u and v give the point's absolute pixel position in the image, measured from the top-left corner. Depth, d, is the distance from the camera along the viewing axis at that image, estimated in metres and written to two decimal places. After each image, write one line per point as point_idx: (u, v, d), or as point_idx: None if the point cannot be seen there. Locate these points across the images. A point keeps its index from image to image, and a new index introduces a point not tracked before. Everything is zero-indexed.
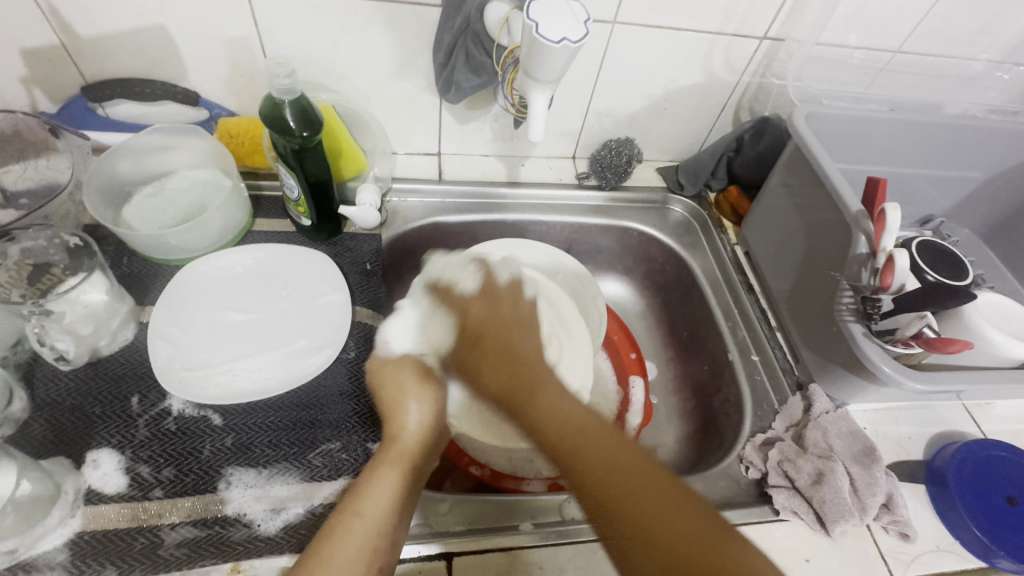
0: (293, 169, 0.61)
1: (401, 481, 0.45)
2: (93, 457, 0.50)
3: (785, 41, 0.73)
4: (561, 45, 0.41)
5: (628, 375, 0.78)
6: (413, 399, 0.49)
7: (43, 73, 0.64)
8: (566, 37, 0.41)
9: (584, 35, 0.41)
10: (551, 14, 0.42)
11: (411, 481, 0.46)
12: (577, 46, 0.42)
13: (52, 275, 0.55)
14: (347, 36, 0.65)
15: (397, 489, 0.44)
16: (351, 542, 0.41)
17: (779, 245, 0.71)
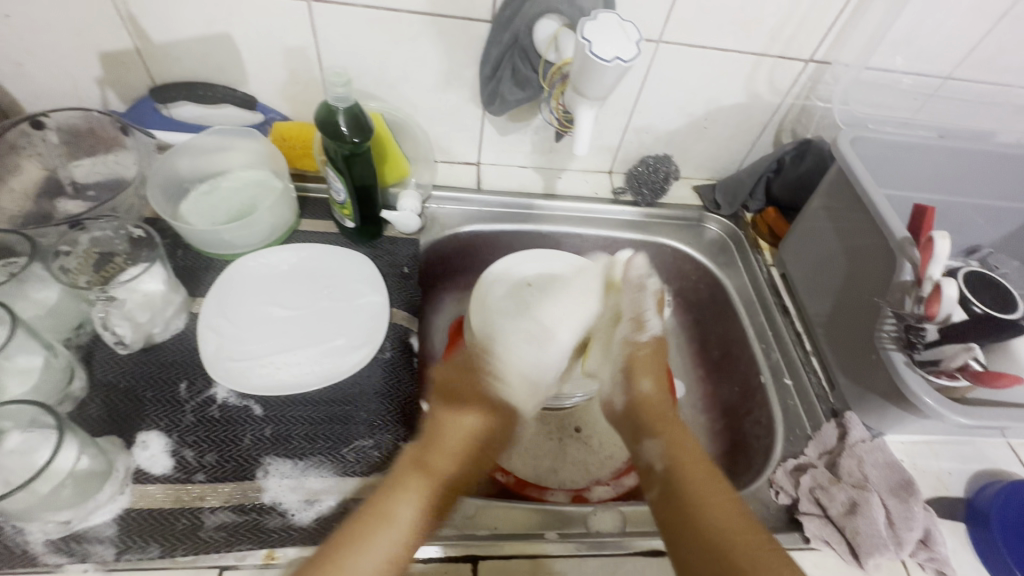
0: (341, 173, 0.63)
1: (418, 497, 0.47)
2: (142, 438, 0.52)
3: (831, 65, 0.73)
4: (612, 64, 0.42)
5: None
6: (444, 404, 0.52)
7: (117, 75, 0.69)
8: (619, 56, 0.42)
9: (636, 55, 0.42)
10: (604, 33, 0.43)
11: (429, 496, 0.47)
12: (629, 66, 0.43)
13: (115, 263, 0.58)
14: (399, 48, 0.68)
15: (414, 505, 0.46)
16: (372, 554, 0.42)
17: (818, 268, 0.71)
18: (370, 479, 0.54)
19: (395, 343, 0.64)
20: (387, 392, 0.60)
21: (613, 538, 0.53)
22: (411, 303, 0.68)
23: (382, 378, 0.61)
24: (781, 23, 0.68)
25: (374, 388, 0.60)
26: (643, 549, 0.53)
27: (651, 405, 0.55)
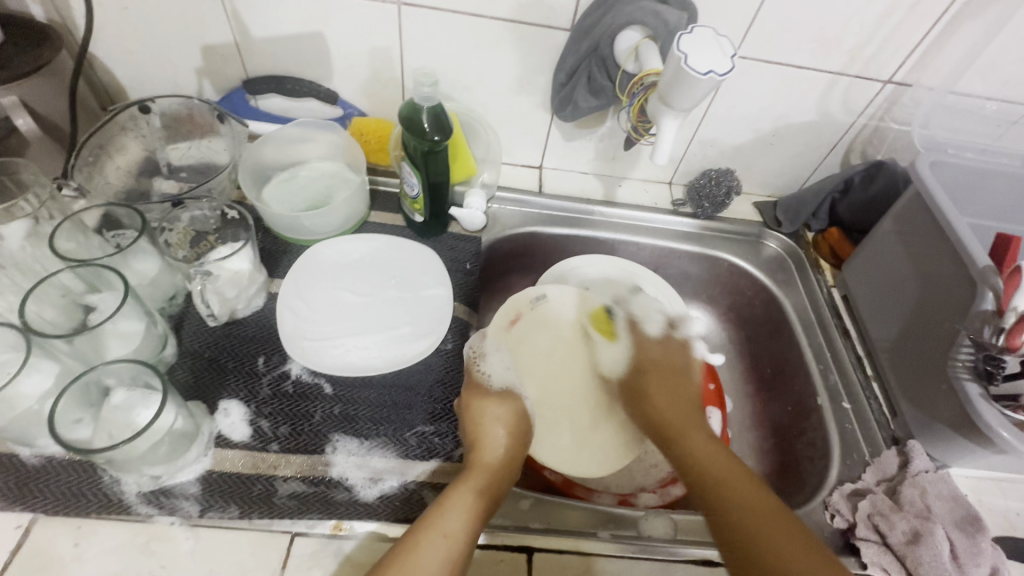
0: (418, 170, 0.66)
1: (475, 498, 0.50)
2: (224, 406, 0.56)
3: (910, 87, 0.72)
4: (707, 77, 0.43)
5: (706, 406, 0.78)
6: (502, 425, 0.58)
7: (214, 66, 0.74)
8: (714, 69, 0.43)
9: (731, 69, 0.43)
10: (700, 47, 0.44)
11: (483, 499, 0.50)
12: (723, 79, 0.43)
13: (207, 242, 0.62)
14: (479, 52, 0.70)
15: (469, 504, 0.49)
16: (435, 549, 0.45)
17: (885, 292, 0.69)
18: (430, 463, 0.56)
19: (457, 336, 0.66)
20: (449, 382, 0.62)
21: (666, 543, 0.54)
22: (472, 299, 0.70)
23: (444, 368, 0.63)
24: (862, 43, 0.68)
25: (437, 377, 0.62)
26: (694, 556, 0.53)
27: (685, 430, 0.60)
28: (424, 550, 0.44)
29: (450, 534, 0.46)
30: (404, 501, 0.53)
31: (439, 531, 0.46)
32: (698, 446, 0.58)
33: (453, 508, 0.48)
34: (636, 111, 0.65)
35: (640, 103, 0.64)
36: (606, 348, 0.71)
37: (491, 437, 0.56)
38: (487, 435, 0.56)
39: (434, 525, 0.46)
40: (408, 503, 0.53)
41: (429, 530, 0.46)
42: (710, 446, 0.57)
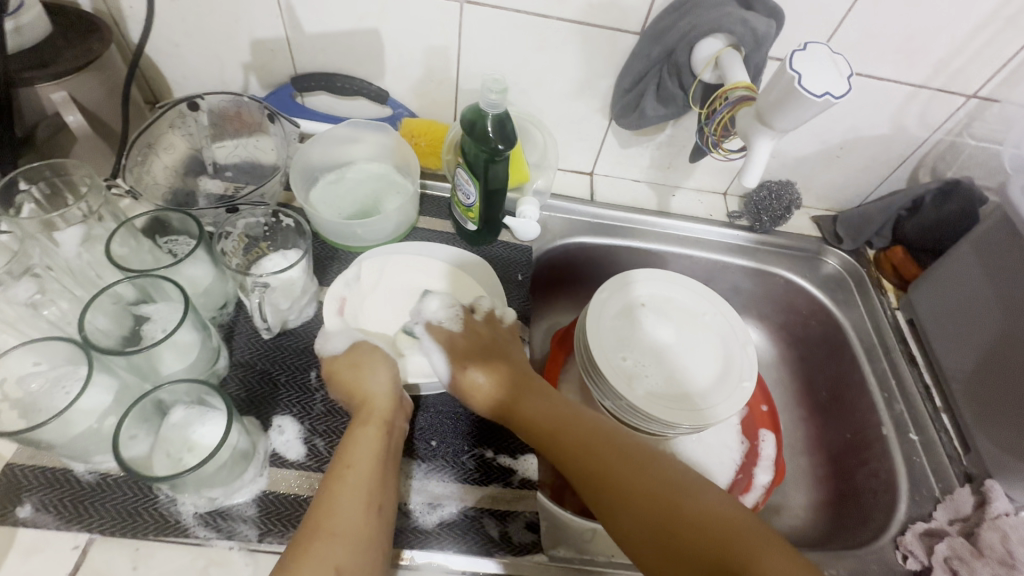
0: (477, 178, 0.63)
1: (377, 439, 0.50)
2: (278, 423, 0.54)
3: (995, 102, 0.68)
4: (822, 100, 0.40)
5: (758, 429, 0.76)
6: (371, 372, 0.54)
7: (263, 61, 0.71)
8: (830, 93, 0.40)
9: (850, 92, 0.40)
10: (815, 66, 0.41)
11: (388, 440, 0.50)
12: (839, 102, 0.40)
13: (260, 249, 0.61)
14: (540, 54, 0.67)
15: (374, 444, 0.49)
16: (347, 490, 0.46)
17: (960, 320, 0.66)
18: (488, 488, 0.54)
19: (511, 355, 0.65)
20: None
21: None
22: (525, 313, 0.69)
23: None
24: (950, 54, 0.63)
25: None
26: None
27: (540, 401, 0.57)
28: (342, 484, 0.46)
29: (357, 468, 0.47)
30: (465, 529, 0.51)
31: (341, 465, 0.48)
32: (538, 408, 0.56)
33: (356, 445, 0.49)
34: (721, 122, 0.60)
35: (728, 116, 0.58)
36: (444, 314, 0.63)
37: (366, 381, 0.53)
38: (366, 384, 0.53)
39: (340, 463, 0.48)
40: (469, 530, 0.51)
41: (334, 470, 0.47)
42: (549, 406, 0.56)
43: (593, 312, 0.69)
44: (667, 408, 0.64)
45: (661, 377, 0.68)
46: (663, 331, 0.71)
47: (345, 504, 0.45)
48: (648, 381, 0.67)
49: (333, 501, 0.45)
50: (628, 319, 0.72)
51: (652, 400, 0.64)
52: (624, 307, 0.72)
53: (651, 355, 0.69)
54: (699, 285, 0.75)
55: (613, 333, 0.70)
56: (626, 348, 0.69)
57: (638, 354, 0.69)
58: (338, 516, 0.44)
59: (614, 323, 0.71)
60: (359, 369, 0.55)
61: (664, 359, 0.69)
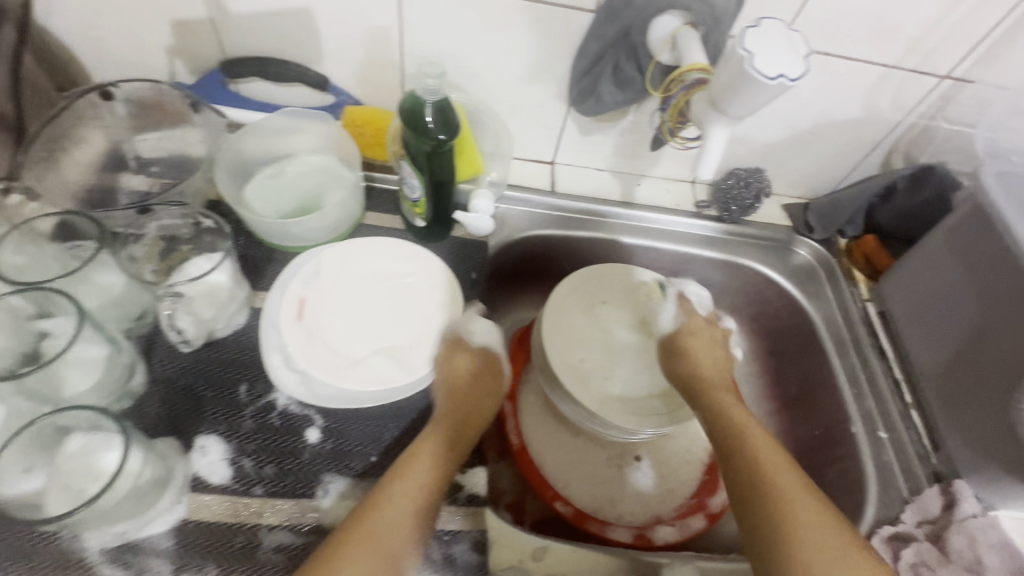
0: (420, 171, 0.58)
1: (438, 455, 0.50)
2: (201, 443, 0.49)
3: (970, 83, 0.64)
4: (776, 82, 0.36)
5: None
6: (445, 377, 0.57)
7: (188, 45, 0.64)
8: (785, 74, 0.37)
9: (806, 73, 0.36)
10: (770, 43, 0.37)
11: (449, 455, 0.51)
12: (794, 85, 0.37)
13: (180, 252, 0.55)
14: (489, 35, 0.62)
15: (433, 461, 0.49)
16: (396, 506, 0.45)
17: (932, 313, 0.63)
18: None
19: (460, 358, 0.60)
20: (454, 413, 0.57)
21: None
22: (480, 313, 0.65)
23: (447, 397, 0.57)
24: (924, 33, 0.60)
25: (439, 407, 0.56)
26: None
27: (735, 415, 0.56)
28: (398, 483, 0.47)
29: (411, 475, 0.47)
30: None
31: (405, 469, 0.48)
32: (735, 411, 0.57)
33: (416, 458, 0.49)
34: (676, 108, 0.56)
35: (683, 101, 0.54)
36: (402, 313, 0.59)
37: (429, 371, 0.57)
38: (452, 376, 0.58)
39: (400, 471, 0.48)
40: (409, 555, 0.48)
41: (393, 475, 0.47)
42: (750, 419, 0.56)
43: (549, 315, 0.68)
44: (629, 414, 0.64)
45: (622, 377, 0.66)
46: (626, 332, 0.69)
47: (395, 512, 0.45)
48: (610, 381, 0.66)
49: (380, 510, 0.45)
50: (588, 315, 0.69)
51: (615, 404, 0.64)
52: (584, 302, 0.70)
53: (613, 354, 0.67)
54: (665, 279, 0.71)
55: (572, 333, 0.68)
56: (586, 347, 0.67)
57: (598, 354, 0.67)
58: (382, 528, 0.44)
59: (574, 321, 0.69)
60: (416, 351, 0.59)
61: (626, 359, 0.68)
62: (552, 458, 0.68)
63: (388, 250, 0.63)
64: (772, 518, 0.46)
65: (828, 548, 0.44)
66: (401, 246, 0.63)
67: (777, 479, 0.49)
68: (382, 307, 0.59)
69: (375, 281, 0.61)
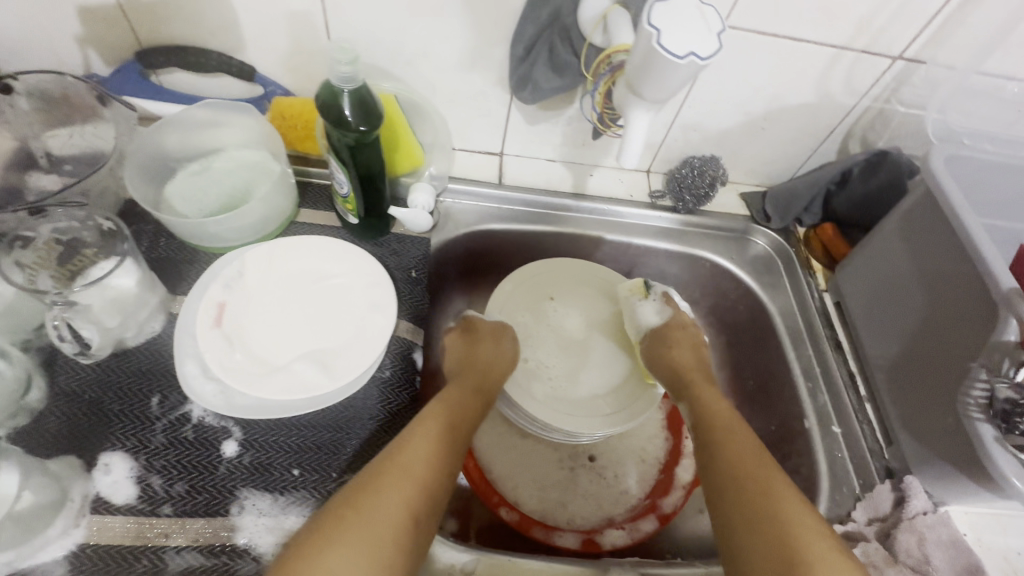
0: (345, 164, 0.55)
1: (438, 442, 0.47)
2: (105, 461, 0.46)
3: (924, 64, 0.61)
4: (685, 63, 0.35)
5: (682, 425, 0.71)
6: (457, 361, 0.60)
7: (97, 34, 0.60)
8: (695, 53, 0.35)
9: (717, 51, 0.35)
10: (679, 20, 0.36)
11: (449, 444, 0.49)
12: (706, 64, 0.35)
13: (82, 257, 0.51)
14: (418, 20, 0.58)
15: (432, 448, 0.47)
16: (392, 488, 0.42)
17: (885, 302, 0.61)
18: None
19: (396, 361, 0.57)
20: (386, 420, 0.53)
21: None
22: (420, 312, 0.62)
23: (379, 403, 0.54)
24: (874, 11, 0.57)
25: (370, 414, 0.53)
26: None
27: (716, 410, 0.55)
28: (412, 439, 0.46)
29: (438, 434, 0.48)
30: None
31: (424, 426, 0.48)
32: (710, 402, 0.56)
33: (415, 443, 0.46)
34: (602, 96, 0.55)
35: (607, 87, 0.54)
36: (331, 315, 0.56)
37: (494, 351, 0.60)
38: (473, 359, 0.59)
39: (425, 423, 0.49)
40: None
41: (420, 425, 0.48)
42: (722, 406, 0.55)
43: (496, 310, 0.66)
44: (575, 415, 0.62)
45: (569, 375, 0.64)
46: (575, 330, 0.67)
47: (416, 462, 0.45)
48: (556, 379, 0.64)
49: (378, 492, 0.41)
50: (536, 312, 0.68)
51: (561, 403, 0.62)
52: (531, 298, 0.68)
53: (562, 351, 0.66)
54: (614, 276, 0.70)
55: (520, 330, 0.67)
56: (534, 345, 0.66)
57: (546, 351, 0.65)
58: (379, 511, 0.40)
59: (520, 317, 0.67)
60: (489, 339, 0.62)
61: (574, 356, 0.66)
62: (496, 460, 0.66)
63: (320, 249, 0.59)
64: (755, 512, 0.43)
65: (803, 515, 0.42)
66: (333, 245, 0.60)
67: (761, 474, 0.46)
68: (310, 310, 0.56)
69: (305, 283, 0.57)
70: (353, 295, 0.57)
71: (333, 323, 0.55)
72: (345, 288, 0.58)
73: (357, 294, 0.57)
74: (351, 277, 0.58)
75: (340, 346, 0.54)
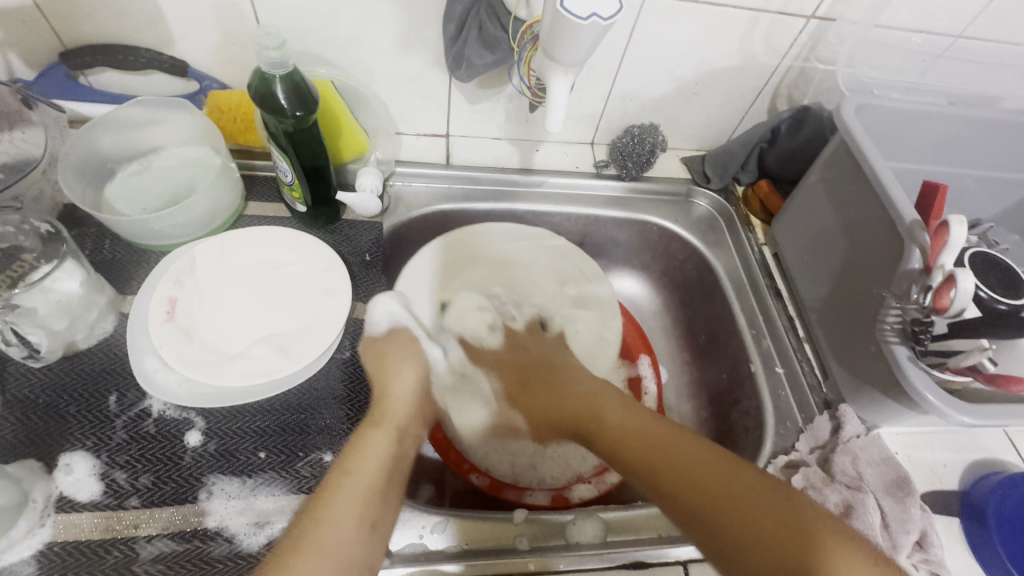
0: (285, 152, 0.56)
1: (357, 507, 0.41)
2: (66, 461, 0.46)
3: (835, 22, 0.65)
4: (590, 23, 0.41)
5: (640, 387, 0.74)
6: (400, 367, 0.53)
7: (16, 36, 0.58)
8: (596, 14, 0.41)
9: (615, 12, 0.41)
10: None
11: (374, 502, 0.42)
12: (606, 23, 0.41)
13: (22, 262, 0.50)
14: (348, 3, 0.58)
15: (350, 514, 0.40)
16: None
17: (814, 246, 0.65)
18: None
19: (355, 342, 0.58)
20: (347, 398, 0.54)
21: (593, 550, 0.50)
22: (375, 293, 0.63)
23: (341, 382, 0.55)
24: None
25: (332, 393, 0.54)
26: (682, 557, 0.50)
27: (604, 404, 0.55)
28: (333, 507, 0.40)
29: (360, 481, 0.42)
30: None
31: (339, 473, 0.43)
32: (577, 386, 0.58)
33: (328, 507, 0.40)
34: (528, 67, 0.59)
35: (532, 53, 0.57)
36: (286, 303, 0.56)
37: (393, 378, 0.52)
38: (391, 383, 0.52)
39: (340, 467, 0.43)
40: None
41: (334, 474, 0.43)
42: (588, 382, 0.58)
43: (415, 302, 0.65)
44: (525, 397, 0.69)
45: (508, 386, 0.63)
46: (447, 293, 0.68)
47: (346, 529, 0.39)
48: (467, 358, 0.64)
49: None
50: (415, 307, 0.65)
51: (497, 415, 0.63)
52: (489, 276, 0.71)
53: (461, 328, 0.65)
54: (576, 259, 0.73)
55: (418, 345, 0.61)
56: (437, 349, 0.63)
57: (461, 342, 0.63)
58: None
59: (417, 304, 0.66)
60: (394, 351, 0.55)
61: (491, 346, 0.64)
62: None
63: (270, 239, 0.60)
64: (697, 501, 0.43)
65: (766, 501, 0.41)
66: (284, 234, 0.60)
67: (680, 450, 0.46)
68: (264, 300, 0.56)
69: (256, 273, 0.58)
70: (306, 282, 0.58)
71: (288, 311, 0.56)
72: (298, 275, 0.58)
73: (309, 280, 0.58)
74: (303, 265, 0.59)
75: (299, 331, 0.55)
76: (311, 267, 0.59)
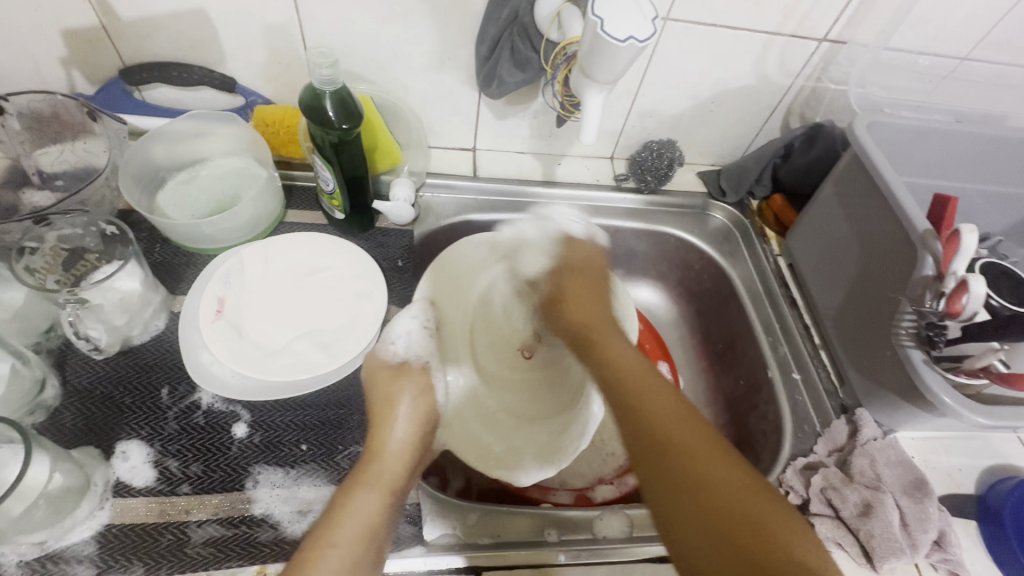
0: (329, 162, 0.59)
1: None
2: (122, 449, 0.49)
3: (846, 44, 0.69)
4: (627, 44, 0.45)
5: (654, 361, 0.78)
6: (400, 418, 0.52)
7: (82, 54, 0.63)
8: (633, 36, 0.45)
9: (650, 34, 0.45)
10: (620, 13, 0.46)
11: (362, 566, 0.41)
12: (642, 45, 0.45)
13: (86, 261, 0.56)
14: (389, 26, 0.63)
15: None
16: None
17: (828, 256, 0.68)
18: None
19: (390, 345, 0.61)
20: None
21: (619, 543, 0.52)
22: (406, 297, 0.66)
23: None
24: None
25: None
26: None
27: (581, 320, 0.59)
28: None
29: (342, 542, 0.41)
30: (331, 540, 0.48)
31: (328, 538, 0.41)
32: (616, 349, 0.53)
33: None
34: (561, 84, 0.63)
35: (565, 73, 0.61)
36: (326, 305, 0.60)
37: (391, 432, 0.51)
38: (388, 437, 0.50)
39: (326, 534, 0.41)
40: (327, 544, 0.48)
41: (318, 542, 0.41)
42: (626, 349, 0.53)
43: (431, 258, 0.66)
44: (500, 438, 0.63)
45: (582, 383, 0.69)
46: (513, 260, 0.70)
47: None
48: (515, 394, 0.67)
49: None
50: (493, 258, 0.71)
51: None
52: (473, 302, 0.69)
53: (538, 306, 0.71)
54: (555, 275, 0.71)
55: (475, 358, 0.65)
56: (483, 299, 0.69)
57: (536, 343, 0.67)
58: None
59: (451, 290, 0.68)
60: (395, 391, 0.54)
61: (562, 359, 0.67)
62: None
63: (308, 244, 0.63)
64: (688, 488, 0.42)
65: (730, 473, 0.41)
66: (319, 237, 0.63)
67: (676, 425, 0.45)
68: (306, 301, 0.59)
69: (297, 276, 0.61)
70: (343, 285, 0.61)
71: (329, 311, 0.59)
72: (336, 279, 0.62)
73: (347, 282, 0.61)
74: (341, 269, 0.62)
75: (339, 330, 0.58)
76: (345, 274, 0.62)
